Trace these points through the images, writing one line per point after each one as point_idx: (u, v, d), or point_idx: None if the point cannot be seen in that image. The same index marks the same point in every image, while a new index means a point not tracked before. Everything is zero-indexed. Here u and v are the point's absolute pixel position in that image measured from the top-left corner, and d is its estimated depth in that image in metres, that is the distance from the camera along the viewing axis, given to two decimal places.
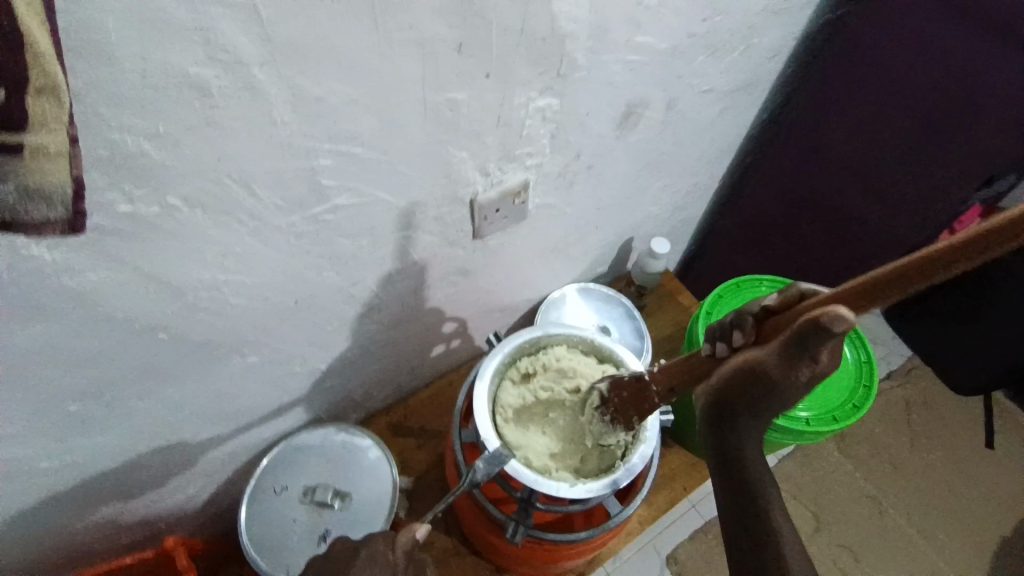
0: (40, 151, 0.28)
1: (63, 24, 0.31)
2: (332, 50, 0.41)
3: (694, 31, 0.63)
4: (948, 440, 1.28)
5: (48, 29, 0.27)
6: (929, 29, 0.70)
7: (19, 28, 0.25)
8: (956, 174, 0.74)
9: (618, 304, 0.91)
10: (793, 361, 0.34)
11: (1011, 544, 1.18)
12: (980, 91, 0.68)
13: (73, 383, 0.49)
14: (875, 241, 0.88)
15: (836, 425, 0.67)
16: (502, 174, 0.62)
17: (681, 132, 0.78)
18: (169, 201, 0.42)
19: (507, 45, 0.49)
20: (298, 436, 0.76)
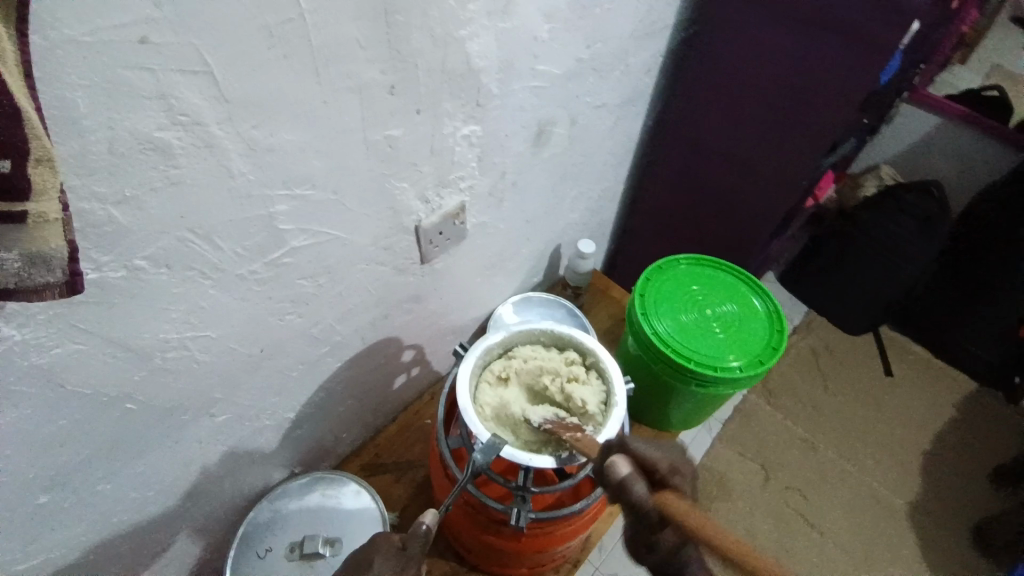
0: (41, 218, 0.29)
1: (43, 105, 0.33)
2: (281, 103, 0.44)
3: (582, 56, 0.73)
4: (856, 377, 1.46)
5: (32, 104, 0.28)
6: (768, 28, 0.84)
7: (19, 104, 0.27)
8: (809, 142, 0.90)
9: (557, 304, 0.98)
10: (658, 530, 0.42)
11: (930, 455, 1.35)
12: (811, 74, 0.84)
13: (41, 472, 0.47)
14: (760, 209, 1.03)
15: (760, 368, 0.78)
16: (440, 200, 0.68)
17: (586, 143, 0.88)
18: (136, 264, 0.43)
19: (432, 83, 0.55)
20: (274, 493, 0.75)
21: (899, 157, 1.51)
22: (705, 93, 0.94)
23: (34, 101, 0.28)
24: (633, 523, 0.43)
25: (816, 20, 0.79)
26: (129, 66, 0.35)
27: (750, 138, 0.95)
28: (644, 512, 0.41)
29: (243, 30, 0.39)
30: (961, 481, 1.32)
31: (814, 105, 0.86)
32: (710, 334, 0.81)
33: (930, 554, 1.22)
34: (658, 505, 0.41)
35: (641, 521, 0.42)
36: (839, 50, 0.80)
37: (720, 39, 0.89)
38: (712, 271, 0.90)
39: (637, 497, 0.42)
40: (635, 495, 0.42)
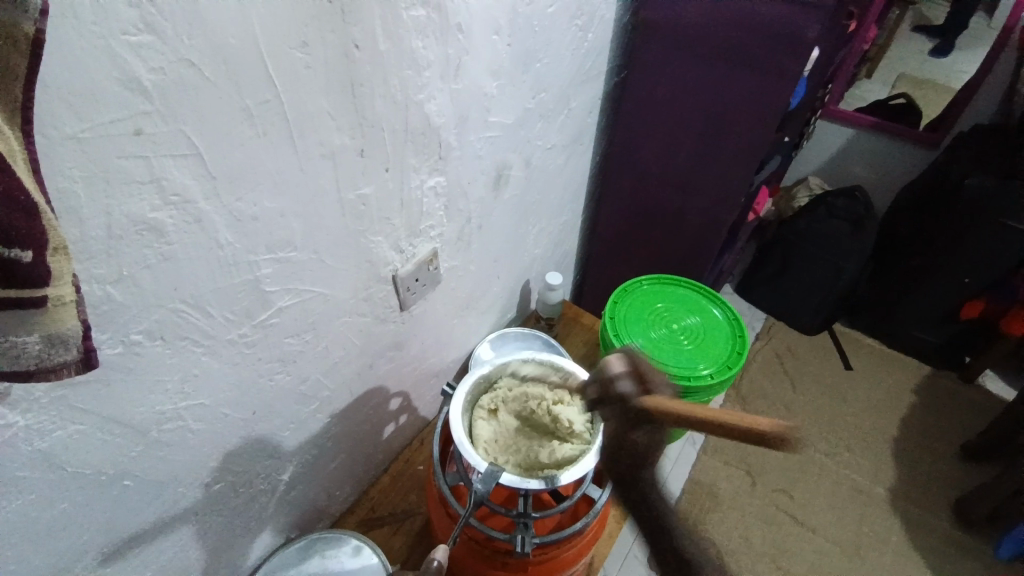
0: (59, 301, 0.31)
1: (55, 199, 0.36)
2: (261, 175, 0.48)
3: (529, 104, 0.80)
4: (820, 374, 1.54)
5: (45, 199, 0.31)
6: (687, 69, 0.94)
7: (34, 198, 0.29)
8: (738, 161, 1.00)
9: (531, 337, 1.02)
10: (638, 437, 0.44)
11: (899, 440, 1.42)
12: (730, 102, 0.94)
13: (43, 558, 0.46)
14: (707, 226, 1.12)
15: (728, 373, 0.83)
16: (413, 249, 0.71)
17: (542, 181, 0.95)
18: (132, 338, 0.45)
19: (396, 142, 0.60)
20: (271, 563, 0.74)
21: (823, 167, 1.67)
22: (643, 129, 1.04)
23: (43, 193, 0.31)
24: (615, 423, 0.45)
25: (728, 57, 0.89)
26: (125, 155, 0.38)
27: (688, 165, 1.04)
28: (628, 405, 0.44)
29: (227, 116, 0.43)
30: (933, 461, 1.39)
31: (739, 129, 0.96)
32: (678, 347, 0.86)
33: (916, 536, 1.27)
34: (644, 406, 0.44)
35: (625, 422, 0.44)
36: (749, 79, 0.90)
37: (647, 80, 0.98)
38: (672, 288, 0.96)
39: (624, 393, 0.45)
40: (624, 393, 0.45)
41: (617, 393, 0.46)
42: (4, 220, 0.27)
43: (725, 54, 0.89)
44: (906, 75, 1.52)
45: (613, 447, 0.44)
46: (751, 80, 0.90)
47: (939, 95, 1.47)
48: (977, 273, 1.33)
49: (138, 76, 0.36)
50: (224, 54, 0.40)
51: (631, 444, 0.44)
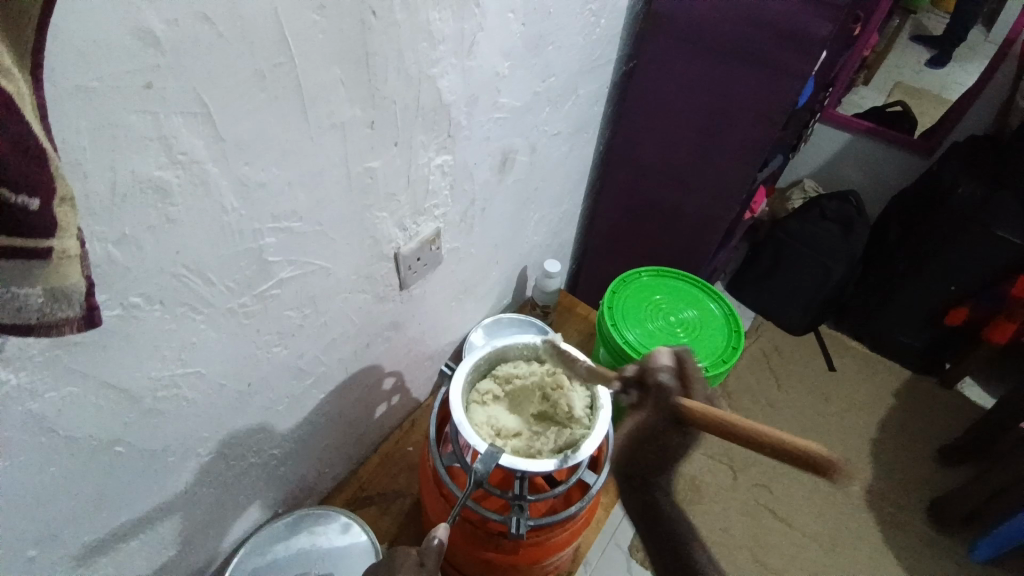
0: (64, 254, 0.30)
1: (63, 151, 0.34)
2: (269, 142, 0.47)
3: (539, 89, 0.79)
4: (804, 374, 1.56)
5: (54, 148, 0.29)
6: (694, 63, 0.93)
7: (42, 145, 0.28)
8: (740, 159, 0.99)
9: (527, 324, 1.02)
10: (668, 434, 0.44)
11: (877, 441, 1.45)
12: (736, 99, 0.93)
13: (32, 522, 0.45)
14: (705, 222, 1.11)
15: (722, 366, 0.84)
16: (417, 228, 0.71)
17: (545, 168, 0.94)
18: (131, 301, 0.43)
19: (407, 118, 0.59)
20: (260, 536, 0.73)
21: (819, 171, 1.68)
22: (647, 121, 1.04)
23: (51, 139, 0.29)
24: (651, 414, 0.45)
25: (737, 53, 0.89)
26: (133, 110, 0.37)
27: (689, 159, 1.04)
28: (670, 401, 0.44)
29: (238, 78, 0.42)
30: (909, 463, 1.43)
31: (743, 127, 0.96)
32: (675, 339, 0.87)
33: (890, 534, 1.30)
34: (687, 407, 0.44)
35: (662, 418, 0.44)
36: (755, 77, 0.90)
37: (655, 72, 0.98)
38: (671, 281, 0.97)
39: (666, 388, 0.45)
40: (665, 383, 0.46)
41: (659, 382, 0.46)
42: (11, 162, 0.26)
43: (735, 49, 0.89)
44: (902, 84, 1.51)
45: (647, 437, 0.45)
46: (758, 78, 0.90)
47: (936, 105, 1.48)
48: (964, 281, 1.36)
49: (151, 27, 0.35)
50: (239, 14, 0.39)
51: (664, 443, 0.45)
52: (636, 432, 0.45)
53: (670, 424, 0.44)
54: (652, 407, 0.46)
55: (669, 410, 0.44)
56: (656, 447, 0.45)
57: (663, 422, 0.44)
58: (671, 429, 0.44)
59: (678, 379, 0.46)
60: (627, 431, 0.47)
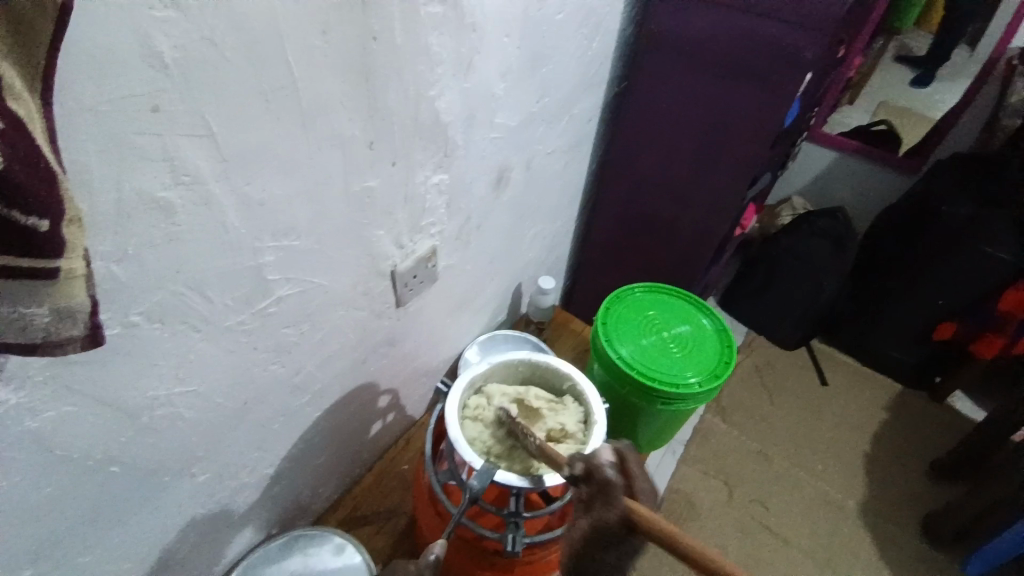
0: (70, 274, 0.30)
1: (72, 172, 0.35)
2: (272, 160, 0.48)
3: (533, 108, 0.81)
4: (797, 388, 1.58)
5: (62, 168, 0.30)
6: (685, 83, 0.96)
7: (51, 165, 0.28)
8: (731, 175, 1.02)
9: (522, 339, 1.02)
10: (614, 531, 0.46)
11: (870, 455, 1.46)
12: (726, 117, 0.96)
13: (26, 544, 0.45)
14: (698, 237, 1.13)
15: (715, 381, 0.85)
16: (413, 245, 0.71)
17: (540, 186, 0.95)
18: (130, 319, 0.44)
19: (406, 136, 0.60)
20: (251, 561, 0.72)
21: (807, 188, 1.72)
22: (640, 140, 1.06)
23: (58, 158, 0.30)
24: (596, 514, 0.47)
25: (726, 74, 0.92)
26: (141, 131, 0.37)
27: (681, 176, 1.07)
28: (615, 504, 0.46)
29: (244, 99, 0.43)
30: (902, 477, 1.43)
31: (735, 145, 0.98)
32: (668, 354, 0.88)
33: (885, 549, 1.30)
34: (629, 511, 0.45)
35: (611, 521, 0.46)
36: (744, 97, 0.93)
37: (647, 92, 1.00)
38: (664, 296, 0.98)
39: (610, 490, 0.47)
40: (608, 483, 0.47)
41: (602, 480, 0.48)
42: (22, 183, 0.26)
43: (724, 70, 0.92)
44: (886, 103, 1.53)
45: (595, 533, 0.47)
46: (747, 98, 0.92)
47: (920, 123, 1.50)
48: (951, 295, 1.38)
49: (160, 50, 0.36)
50: (247, 37, 0.40)
51: (612, 540, 0.46)
52: (587, 527, 0.47)
53: (615, 525, 0.46)
54: (602, 508, 0.47)
55: (615, 513, 0.46)
56: (605, 544, 0.46)
57: (611, 522, 0.46)
58: (614, 529, 0.46)
59: (620, 475, 0.49)
60: (578, 525, 0.48)
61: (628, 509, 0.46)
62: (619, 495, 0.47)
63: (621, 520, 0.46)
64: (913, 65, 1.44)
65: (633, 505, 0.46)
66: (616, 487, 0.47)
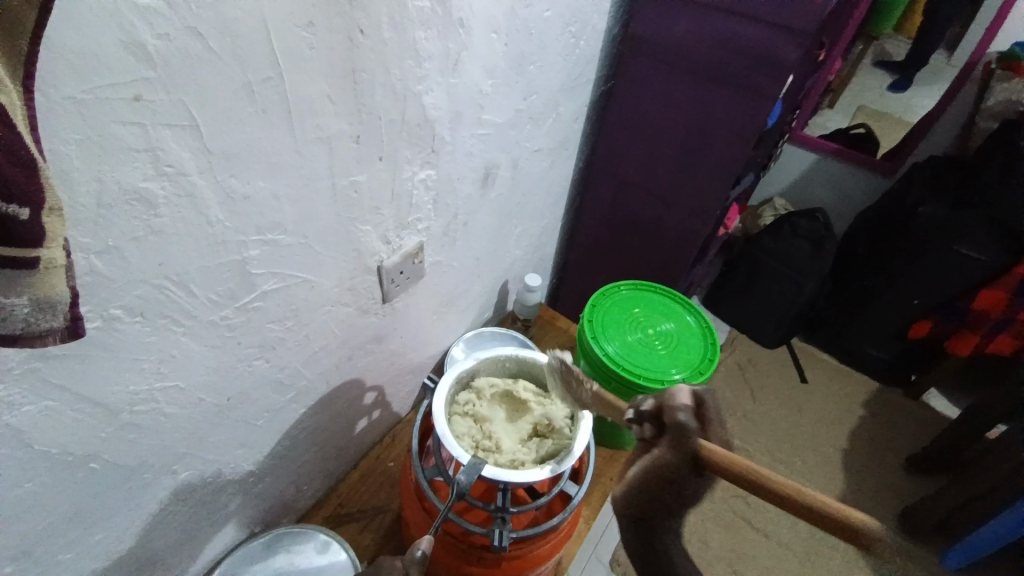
0: (51, 265, 0.30)
1: (51, 163, 0.34)
2: (256, 155, 0.47)
3: (520, 106, 0.81)
4: (778, 386, 1.60)
5: (42, 157, 0.30)
6: (670, 84, 0.97)
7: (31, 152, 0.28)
8: (714, 176, 1.03)
9: (508, 337, 1.03)
10: (683, 475, 0.44)
11: (849, 451, 1.49)
12: (709, 118, 0.97)
13: (3, 543, 0.44)
14: (682, 237, 1.14)
15: (699, 377, 0.86)
16: (400, 241, 0.71)
17: (526, 184, 0.96)
18: (112, 313, 0.43)
19: (392, 132, 0.60)
20: (234, 560, 0.71)
21: (788, 189, 1.75)
22: (626, 139, 1.07)
23: (38, 145, 0.29)
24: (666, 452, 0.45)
25: (710, 75, 0.93)
26: (122, 121, 0.37)
27: (666, 176, 1.08)
28: (691, 444, 0.44)
29: (228, 92, 0.42)
30: (879, 472, 1.47)
31: (718, 147, 0.99)
32: (653, 351, 0.89)
33: (863, 542, 1.33)
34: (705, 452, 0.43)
35: (684, 463, 0.44)
36: (728, 98, 0.94)
37: (633, 91, 1.01)
38: (649, 294, 0.99)
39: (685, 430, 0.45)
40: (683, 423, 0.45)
41: (674, 420, 0.45)
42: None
43: (708, 71, 0.93)
44: (865, 107, 1.58)
45: (660, 473, 0.44)
46: (730, 99, 0.94)
47: (899, 127, 1.55)
48: (926, 295, 1.42)
49: (142, 40, 0.35)
50: (232, 29, 0.40)
51: (677, 483, 0.44)
52: (652, 464, 0.45)
53: (683, 466, 0.44)
54: (673, 448, 0.45)
55: (691, 451, 0.44)
56: (666, 485, 0.44)
57: (682, 463, 0.44)
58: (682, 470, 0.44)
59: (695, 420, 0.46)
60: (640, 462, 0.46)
61: (704, 449, 0.44)
62: (693, 437, 0.44)
63: (692, 461, 0.44)
64: (893, 69, 1.48)
65: (709, 446, 0.44)
66: (692, 430, 0.44)
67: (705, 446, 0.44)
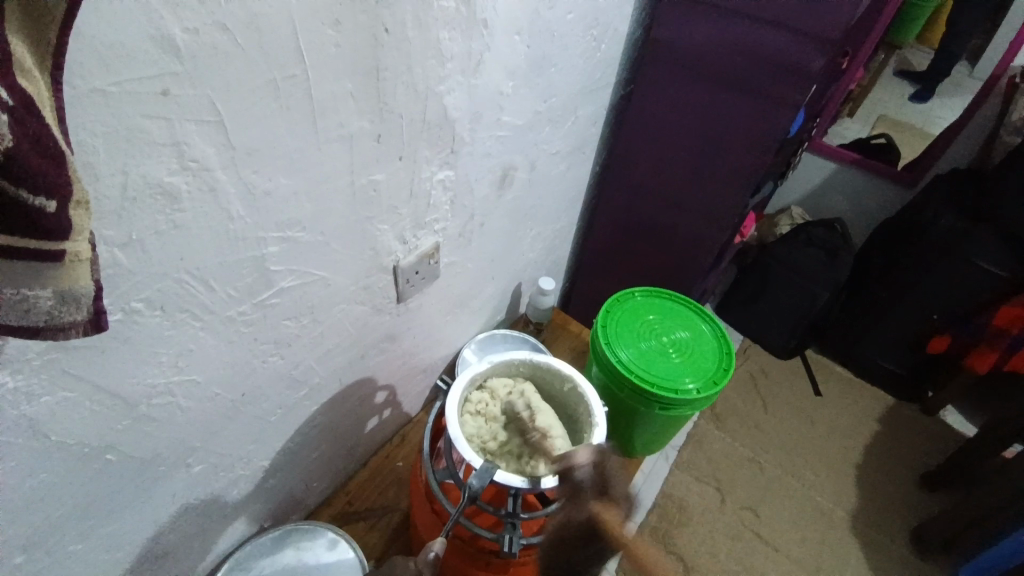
0: (75, 258, 0.30)
1: (75, 154, 0.34)
2: (278, 151, 0.47)
3: (540, 108, 0.81)
4: (790, 397, 1.58)
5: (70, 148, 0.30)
6: (689, 90, 0.97)
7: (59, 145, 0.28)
8: (732, 184, 1.02)
9: (519, 339, 1.02)
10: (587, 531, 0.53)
11: (862, 465, 1.47)
12: (729, 126, 0.96)
13: (17, 532, 0.44)
14: (698, 244, 1.13)
15: (713, 387, 0.85)
16: (417, 241, 0.71)
17: (543, 187, 0.95)
18: (132, 306, 0.43)
19: (412, 131, 0.60)
20: (242, 555, 0.71)
21: (805, 198, 1.73)
22: (643, 144, 1.06)
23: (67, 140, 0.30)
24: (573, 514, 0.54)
25: (730, 81, 0.92)
26: (149, 115, 0.37)
27: (683, 182, 1.07)
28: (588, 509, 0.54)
29: (253, 88, 0.42)
30: (892, 488, 1.44)
31: (735, 153, 0.98)
32: (667, 359, 0.88)
33: (874, 559, 1.31)
34: (598, 516, 0.53)
35: (584, 523, 0.53)
36: (747, 106, 0.93)
37: (651, 96, 1.01)
38: (664, 301, 0.98)
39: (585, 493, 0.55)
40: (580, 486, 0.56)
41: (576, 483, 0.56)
42: (28, 161, 0.26)
43: (728, 78, 0.92)
44: (885, 117, 1.57)
45: (566, 535, 0.54)
46: (750, 106, 0.93)
47: (919, 138, 1.53)
48: (943, 307, 1.39)
49: (171, 35, 0.35)
50: (259, 25, 0.40)
51: (581, 543, 0.54)
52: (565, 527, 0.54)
53: (585, 524, 0.53)
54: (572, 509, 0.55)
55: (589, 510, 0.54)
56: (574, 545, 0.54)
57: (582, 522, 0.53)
58: (585, 528, 0.53)
59: (596, 482, 0.56)
60: (556, 523, 0.56)
61: (600, 514, 0.53)
62: (592, 503, 0.54)
63: (590, 523, 0.53)
64: (913, 80, 1.48)
65: (603, 511, 0.53)
66: (589, 495, 0.55)
67: (602, 512, 0.53)
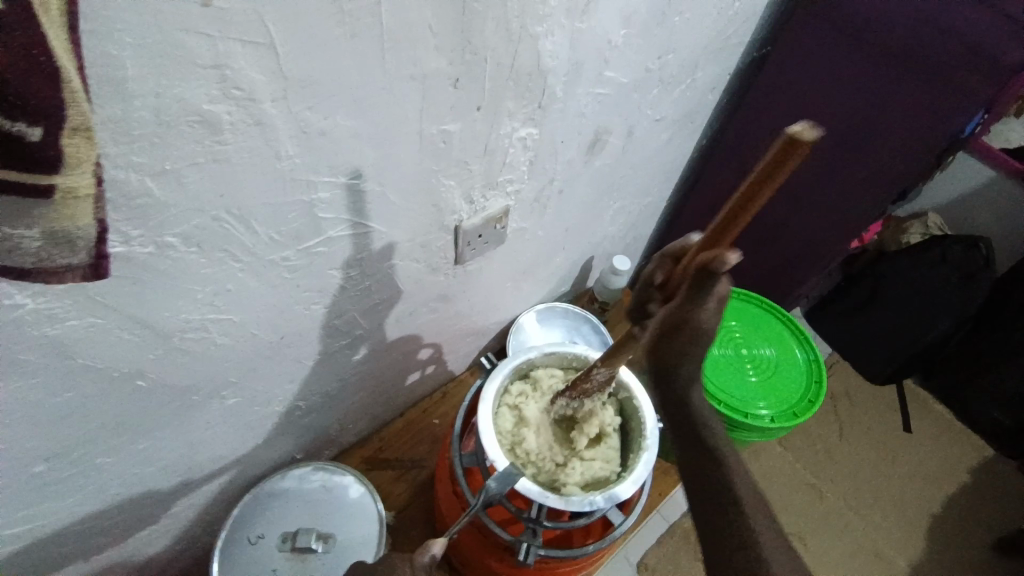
0: (70, 193, 0.26)
1: (92, 68, 0.30)
2: (339, 87, 0.41)
3: (651, 65, 0.69)
4: (873, 427, 1.41)
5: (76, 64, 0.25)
6: (834, 65, 0.80)
7: (57, 65, 0.23)
8: (867, 187, 0.85)
9: (578, 316, 0.97)
10: (698, 304, 0.42)
11: (939, 518, 1.31)
12: (878, 117, 0.79)
13: (48, 439, 0.45)
14: (810, 249, 0.98)
15: (792, 419, 0.74)
16: (485, 202, 0.64)
17: (637, 156, 0.84)
18: (166, 240, 0.40)
19: (496, 79, 0.51)
20: (270, 483, 0.72)
21: (947, 204, 1.39)
22: (763, 124, 0.91)
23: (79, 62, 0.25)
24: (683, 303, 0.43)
25: (889, 61, 0.75)
26: (189, 30, 0.32)
27: (807, 176, 0.90)
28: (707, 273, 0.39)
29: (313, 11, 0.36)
30: (966, 549, 1.28)
31: (877, 152, 0.81)
32: (743, 376, 0.78)
33: None
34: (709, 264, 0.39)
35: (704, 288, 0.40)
36: (905, 93, 0.75)
37: (787, 67, 0.85)
38: (754, 308, 0.86)
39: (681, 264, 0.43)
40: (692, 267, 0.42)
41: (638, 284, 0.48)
42: None
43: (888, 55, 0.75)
44: None
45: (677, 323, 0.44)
46: (910, 96, 0.75)
47: None
48: None
49: None
50: None
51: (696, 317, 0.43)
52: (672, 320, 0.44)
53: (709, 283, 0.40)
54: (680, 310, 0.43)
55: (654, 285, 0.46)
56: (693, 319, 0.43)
57: (680, 302, 0.43)
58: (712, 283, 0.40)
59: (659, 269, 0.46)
60: (653, 337, 0.46)
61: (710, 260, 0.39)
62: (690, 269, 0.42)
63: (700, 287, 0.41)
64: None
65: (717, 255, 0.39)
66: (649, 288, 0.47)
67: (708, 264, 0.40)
